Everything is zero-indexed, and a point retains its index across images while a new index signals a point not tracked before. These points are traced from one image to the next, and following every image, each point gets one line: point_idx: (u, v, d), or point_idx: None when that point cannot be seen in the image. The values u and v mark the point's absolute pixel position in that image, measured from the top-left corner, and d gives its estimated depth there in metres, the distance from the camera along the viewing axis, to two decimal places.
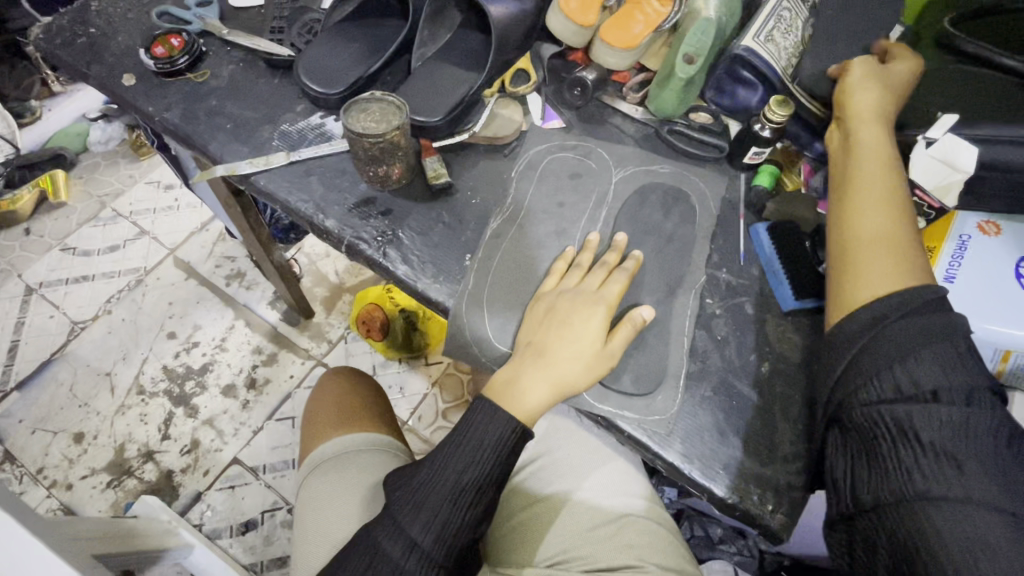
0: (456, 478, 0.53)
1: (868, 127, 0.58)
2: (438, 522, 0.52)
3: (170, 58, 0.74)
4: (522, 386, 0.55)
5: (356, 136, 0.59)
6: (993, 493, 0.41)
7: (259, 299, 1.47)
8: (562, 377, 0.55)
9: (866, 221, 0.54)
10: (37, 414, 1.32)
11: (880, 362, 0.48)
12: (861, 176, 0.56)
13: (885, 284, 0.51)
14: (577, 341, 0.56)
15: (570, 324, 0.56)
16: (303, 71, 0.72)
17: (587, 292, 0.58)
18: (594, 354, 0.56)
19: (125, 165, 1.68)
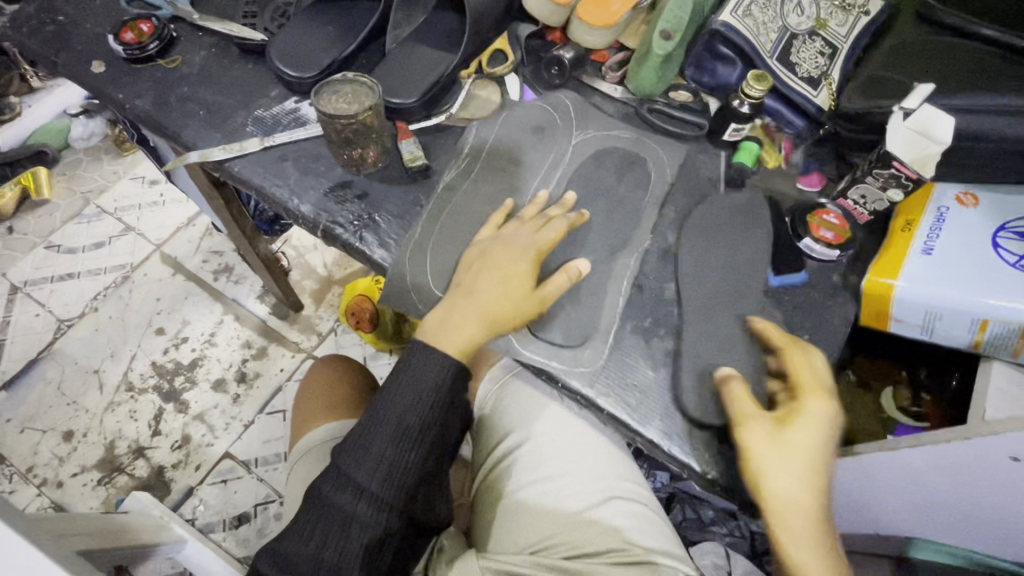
0: (398, 419, 0.53)
1: (802, 520, 0.48)
2: (383, 463, 0.52)
3: (139, 44, 0.72)
4: (454, 321, 0.55)
5: (328, 118, 0.58)
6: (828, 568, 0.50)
7: (247, 293, 1.46)
8: (492, 312, 0.55)
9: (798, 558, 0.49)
10: (25, 413, 1.31)
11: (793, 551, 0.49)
12: (794, 554, 0.48)
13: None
14: (508, 280, 0.55)
15: (502, 263, 0.56)
16: (275, 55, 0.70)
17: (519, 238, 0.58)
18: (526, 294, 0.55)
19: (108, 161, 1.65)
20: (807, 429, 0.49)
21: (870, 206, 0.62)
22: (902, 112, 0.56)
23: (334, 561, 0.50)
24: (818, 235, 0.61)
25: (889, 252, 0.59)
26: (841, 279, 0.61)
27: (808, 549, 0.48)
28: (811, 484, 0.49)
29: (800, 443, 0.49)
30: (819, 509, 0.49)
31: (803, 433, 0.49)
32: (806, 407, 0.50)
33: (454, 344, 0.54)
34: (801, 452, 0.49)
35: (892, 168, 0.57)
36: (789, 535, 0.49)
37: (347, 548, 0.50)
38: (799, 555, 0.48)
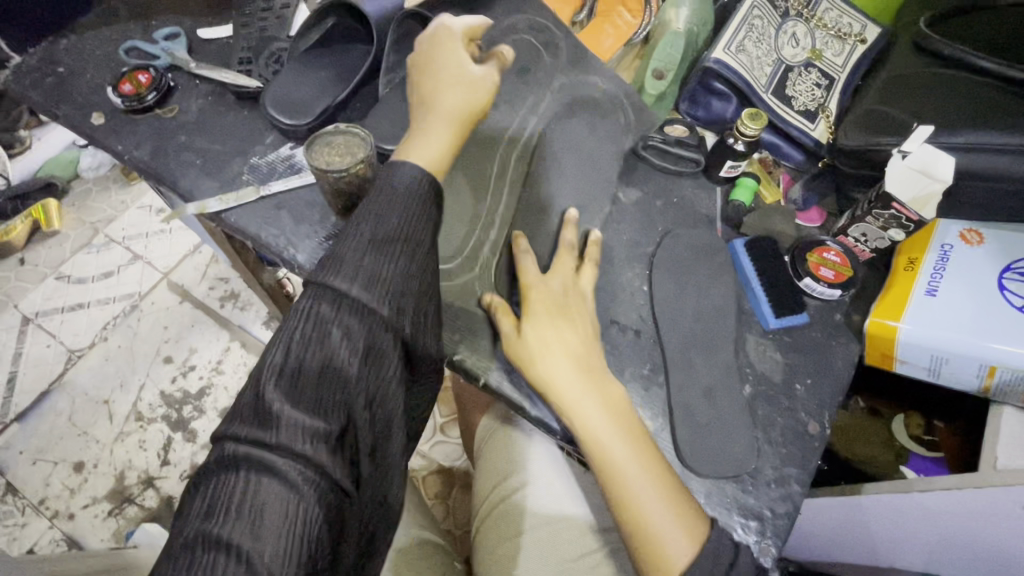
0: (385, 225, 0.47)
1: (575, 384, 0.52)
2: (373, 278, 0.45)
3: (138, 95, 0.73)
4: (430, 136, 0.53)
5: (321, 172, 0.58)
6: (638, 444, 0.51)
7: (253, 319, 1.47)
8: (462, 118, 0.55)
9: (581, 410, 0.51)
10: (37, 445, 1.33)
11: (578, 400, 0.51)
12: (576, 405, 0.51)
13: (597, 418, 0.51)
14: (464, 84, 0.56)
15: (452, 75, 0.56)
16: (269, 103, 0.71)
17: (450, 43, 0.57)
18: (484, 88, 0.57)
19: (116, 191, 1.68)
20: (544, 313, 0.55)
21: (871, 244, 0.61)
22: (900, 152, 0.55)
23: (319, 389, 0.41)
24: (818, 274, 0.60)
25: (893, 293, 0.58)
26: (844, 319, 0.60)
27: (592, 402, 0.52)
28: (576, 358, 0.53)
29: (550, 325, 0.54)
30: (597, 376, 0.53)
31: (544, 316, 0.54)
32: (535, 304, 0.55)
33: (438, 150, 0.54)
34: (547, 335, 0.53)
35: (892, 209, 0.55)
36: (569, 397, 0.52)
37: (335, 379, 0.42)
38: (584, 413, 0.51)
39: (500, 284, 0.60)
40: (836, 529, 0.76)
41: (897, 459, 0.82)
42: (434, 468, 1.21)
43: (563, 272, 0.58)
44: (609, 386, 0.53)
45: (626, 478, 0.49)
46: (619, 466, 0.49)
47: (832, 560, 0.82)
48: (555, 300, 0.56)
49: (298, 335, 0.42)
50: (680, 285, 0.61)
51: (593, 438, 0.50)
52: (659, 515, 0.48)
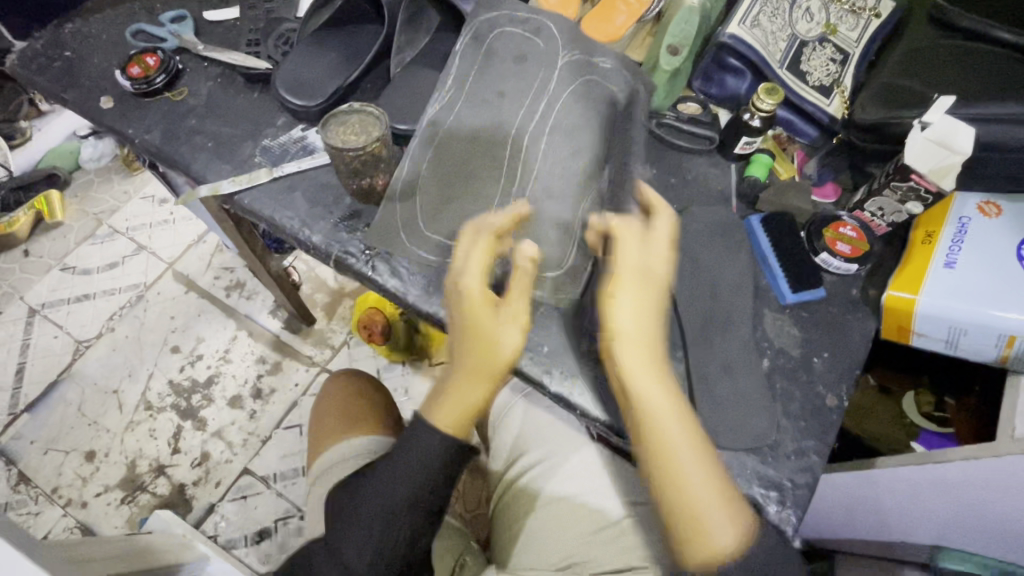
0: (392, 499, 0.53)
1: (644, 363, 0.45)
2: (386, 504, 0.53)
3: (146, 78, 0.72)
4: (446, 395, 0.53)
5: (336, 151, 0.58)
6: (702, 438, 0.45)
7: (260, 308, 1.47)
8: (479, 372, 0.51)
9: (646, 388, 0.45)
10: (48, 435, 1.33)
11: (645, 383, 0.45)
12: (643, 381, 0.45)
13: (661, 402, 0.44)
14: (479, 324, 0.51)
15: (463, 307, 0.52)
16: (280, 84, 0.71)
17: (472, 284, 0.52)
18: (510, 346, 0.51)
19: (119, 182, 1.67)
20: (628, 297, 0.46)
21: (888, 218, 0.61)
22: (920, 125, 0.54)
23: (343, 539, 0.54)
24: (835, 249, 0.61)
25: (910, 266, 0.58)
26: (860, 293, 0.61)
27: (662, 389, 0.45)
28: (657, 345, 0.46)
29: (634, 307, 0.46)
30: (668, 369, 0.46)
31: (627, 297, 0.46)
32: (624, 287, 0.47)
33: (450, 417, 0.52)
34: (623, 320, 0.45)
35: (910, 180, 0.56)
36: (634, 365, 0.45)
37: (355, 547, 0.54)
38: (653, 402, 0.44)
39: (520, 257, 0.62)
40: (849, 505, 0.77)
41: (908, 435, 0.82)
42: None
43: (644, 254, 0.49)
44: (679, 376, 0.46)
45: (684, 484, 0.43)
46: (672, 450, 0.44)
47: (843, 534, 0.84)
48: (639, 281, 0.47)
49: None
50: (698, 261, 0.61)
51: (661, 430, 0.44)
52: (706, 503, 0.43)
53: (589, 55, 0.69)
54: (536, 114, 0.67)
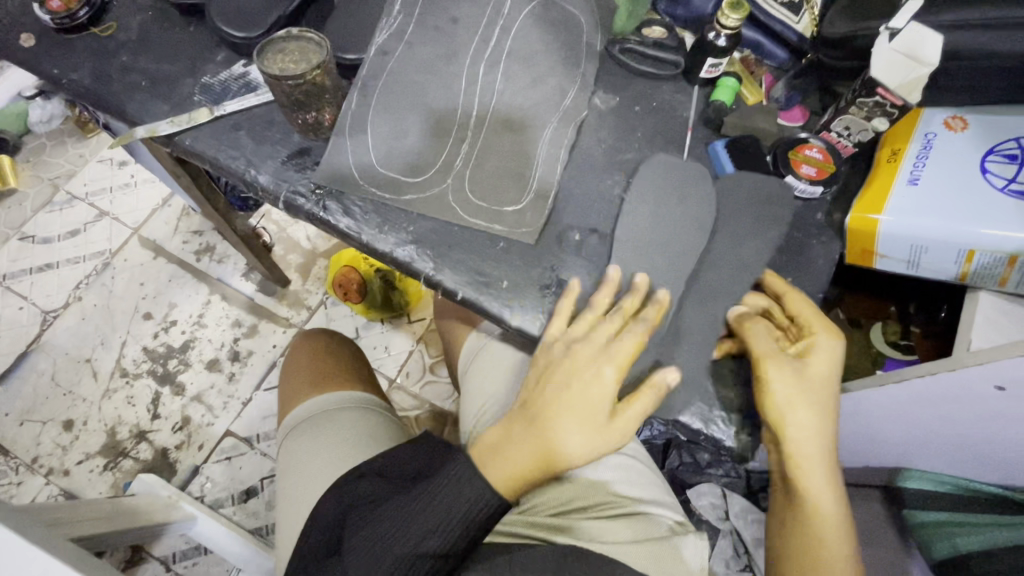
0: (434, 502, 0.52)
1: (821, 474, 0.52)
2: (399, 547, 0.51)
3: (67, 12, 0.67)
4: (508, 454, 0.51)
5: (274, 79, 0.54)
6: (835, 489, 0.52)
7: (232, 271, 1.44)
8: (543, 463, 0.51)
9: (816, 491, 0.52)
10: (23, 406, 1.31)
11: (814, 475, 0.52)
12: (806, 459, 0.51)
13: (822, 477, 0.52)
14: (570, 412, 0.50)
15: (569, 387, 0.51)
16: (215, 15, 0.65)
17: (580, 370, 0.51)
18: (586, 449, 0.50)
19: (72, 145, 1.58)
20: (784, 389, 0.50)
21: (854, 137, 0.59)
22: (887, 33, 0.52)
23: (349, 554, 0.52)
24: (801, 172, 0.59)
25: (875, 184, 0.57)
26: (825, 218, 0.60)
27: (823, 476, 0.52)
28: (824, 422, 0.51)
29: (800, 411, 0.50)
30: (825, 438, 0.51)
31: (790, 391, 0.50)
32: (784, 372, 0.51)
33: (504, 484, 0.51)
34: (801, 419, 0.50)
35: (876, 95, 0.54)
36: (808, 473, 0.51)
37: (380, 545, 0.51)
38: (812, 487, 0.52)
39: (481, 192, 0.59)
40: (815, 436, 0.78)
41: (873, 366, 0.79)
42: (427, 408, 1.29)
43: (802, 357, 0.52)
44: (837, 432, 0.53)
45: (827, 563, 0.52)
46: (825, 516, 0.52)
47: None
48: (809, 392, 0.51)
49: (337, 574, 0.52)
50: (662, 189, 0.60)
51: (819, 517, 0.52)
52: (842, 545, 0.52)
53: None
54: (492, 40, 0.64)
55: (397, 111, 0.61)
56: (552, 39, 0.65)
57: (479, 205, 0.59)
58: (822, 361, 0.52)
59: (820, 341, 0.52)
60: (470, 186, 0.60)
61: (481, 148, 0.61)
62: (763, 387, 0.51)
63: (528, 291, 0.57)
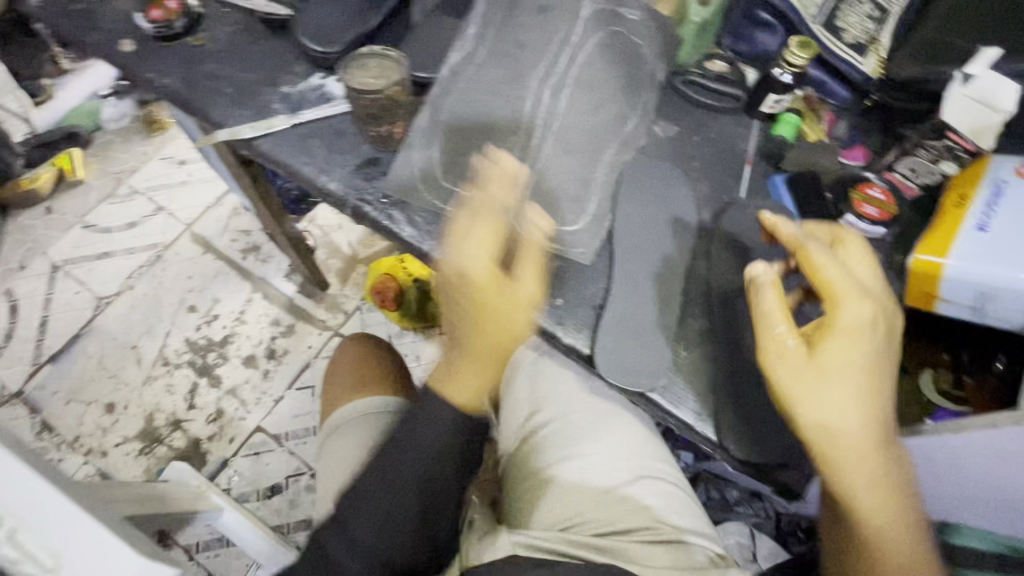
0: (432, 441, 0.57)
1: (861, 466, 0.48)
2: (410, 484, 0.57)
3: (167, 22, 0.72)
4: (461, 379, 0.57)
5: (357, 93, 0.60)
6: (886, 478, 0.48)
7: (275, 271, 1.49)
8: (489, 357, 0.55)
9: (857, 484, 0.48)
10: (70, 385, 1.37)
11: (856, 464, 0.48)
12: (842, 455, 0.47)
13: (861, 468, 0.48)
14: (484, 310, 0.53)
15: (502, 305, 0.53)
16: (300, 30, 0.70)
17: (460, 280, 0.53)
18: (527, 328, 0.54)
19: (138, 142, 1.68)
20: (795, 382, 0.47)
21: (920, 179, 0.60)
22: (962, 77, 0.56)
23: (366, 496, 0.58)
24: (863, 211, 0.59)
25: (938, 228, 0.56)
26: (884, 258, 0.60)
27: (865, 468, 0.48)
28: (853, 411, 0.46)
29: (822, 406, 0.46)
30: (860, 425, 0.47)
31: (806, 387, 0.46)
32: (795, 359, 0.47)
33: (468, 401, 0.57)
34: (823, 409, 0.46)
35: (946, 139, 0.58)
36: (844, 465, 0.48)
37: (393, 484, 0.57)
38: (851, 482, 0.48)
39: (541, 211, 0.61)
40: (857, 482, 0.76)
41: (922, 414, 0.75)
42: None
43: (821, 336, 0.48)
44: (883, 412, 0.48)
45: (880, 551, 0.50)
46: (865, 506, 0.49)
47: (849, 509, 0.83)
48: (828, 379, 0.46)
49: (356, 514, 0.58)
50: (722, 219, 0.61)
51: (863, 510, 0.49)
52: (890, 531, 0.50)
53: (616, 6, 0.68)
54: (559, 63, 0.65)
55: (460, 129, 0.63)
56: (618, 68, 0.66)
57: None
58: (841, 340, 0.47)
59: (840, 315, 0.47)
60: (530, 204, 0.61)
61: (543, 168, 0.62)
62: (773, 376, 0.48)
63: (582, 310, 0.59)
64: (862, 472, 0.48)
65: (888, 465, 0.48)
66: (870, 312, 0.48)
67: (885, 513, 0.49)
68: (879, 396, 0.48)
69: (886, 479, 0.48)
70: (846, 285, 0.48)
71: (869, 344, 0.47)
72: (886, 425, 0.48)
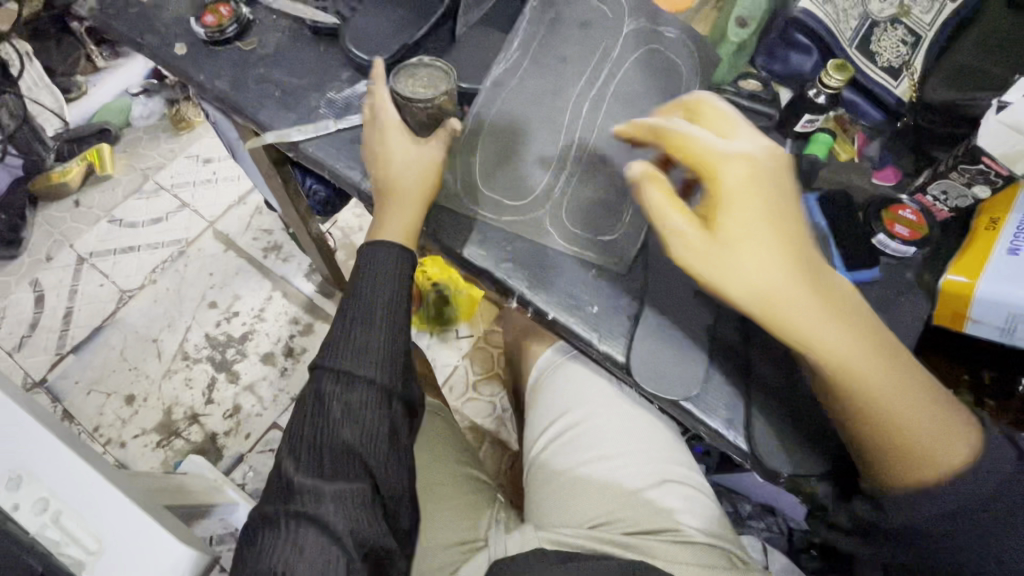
0: (374, 303, 0.60)
1: (814, 319, 0.46)
2: (365, 358, 0.59)
3: (219, 27, 0.75)
4: (391, 216, 0.61)
5: (408, 103, 0.62)
6: (841, 327, 0.47)
7: (295, 270, 1.51)
8: (409, 198, 0.61)
9: (822, 341, 0.46)
10: (92, 376, 1.39)
11: (810, 317, 0.46)
12: (791, 318, 0.46)
13: (813, 321, 0.46)
14: (405, 178, 0.61)
15: (399, 150, 0.62)
16: (349, 39, 0.72)
17: (395, 143, 0.62)
18: (418, 173, 0.61)
19: (165, 139, 1.71)
20: (711, 261, 0.46)
21: (951, 202, 0.61)
22: (997, 105, 0.51)
23: (331, 384, 0.59)
24: (893, 231, 0.60)
25: (971, 250, 0.58)
26: (915, 277, 0.61)
27: (820, 317, 0.46)
28: (779, 265, 0.46)
29: (752, 272, 0.45)
30: (791, 278, 0.46)
31: (723, 263, 0.46)
32: (704, 236, 0.47)
33: (402, 232, 0.61)
34: (751, 271, 0.45)
35: (981, 163, 0.55)
36: (801, 325, 0.46)
37: (349, 360, 0.59)
38: (815, 342, 0.46)
39: (579, 219, 0.63)
40: None
41: None
42: (466, 424, 1.31)
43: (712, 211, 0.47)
44: (807, 256, 0.47)
45: (879, 409, 0.47)
46: (842, 361, 0.47)
47: None
48: (741, 243, 0.46)
49: (321, 411, 0.58)
50: None
51: (841, 369, 0.47)
52: (877, 381, 0.47)
53: (655, 24, 0.70)
54: (598, 81, 0.68)
55: (497, 135, 0.65)
56: (656, 84, 0.68)
57: (574, 231, 0.63)
58: (735, 197, 0.46)
59: (722, 173, 0.47)
60: (567, 212, 0.63)
61: (581, 179, 0.64)
62: (687, 265, 0.48)
63: (617, 319, 0.60)
64: (815, 324, 0.46)
65: (839, 310, 0.47)
66: (754, 162, 0.47)
67: (864, 363, 0.47)
68: (795, 240, 0.47)
69: (844, 327, 0.47)
70: (718, 149, 0.48)
71: (767, 195, 0.47)
72: (816, 271, 0.47)
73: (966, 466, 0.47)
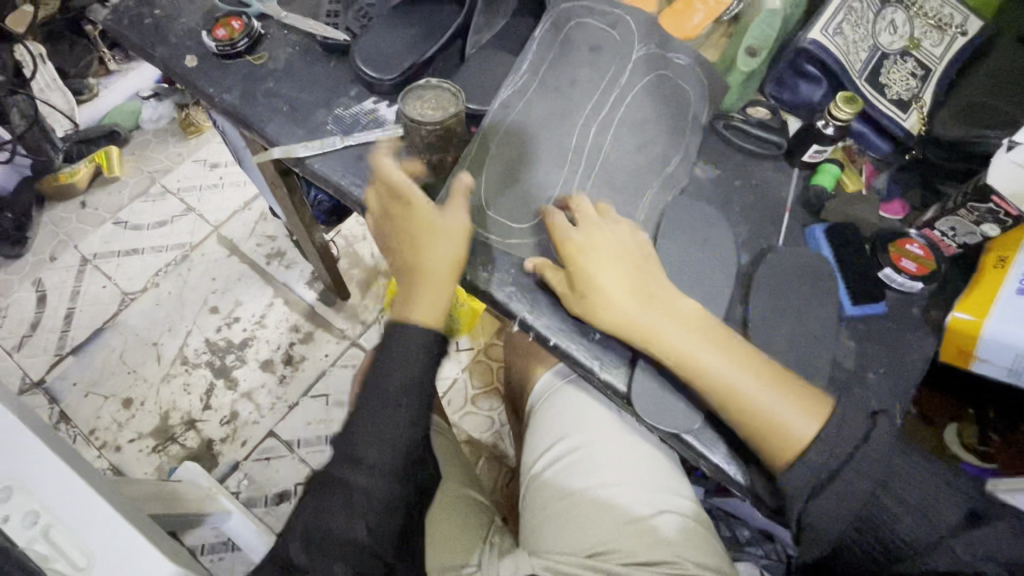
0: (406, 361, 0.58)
1: (666, 330, 0.55)
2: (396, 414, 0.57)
3: (230, 41, 0.75)
4: (417, 296, 0.60)
5: (415, 125, 0.61)
6: (690, 333, 0.55)
7: (297, 278, 1.51)
8: (437, 273, 0.60)
9: (677, 347, 0.54)
10: (90, 378, 1.39)
11: (661, 328, 0.55)
12: (649, 333, 0.55)
13: (666, 330, 0.55)
14: (431, 252, 0.60)
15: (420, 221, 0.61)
16: (358, 56, 0.72)
17: (415, 219, 0.61)
18: (447, 246, 0.60)
19: (174, 143, 1.72)
20: (578, 293, 0.58)
21: (960, 238, 0.60)
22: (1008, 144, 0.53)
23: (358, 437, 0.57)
24: (900, 265, 0.59)
25: (979, 289, 0.58)
26: (922, 313, 0.60)
27: (672, 326, 0.55)
28: (625, 291, 0.57)
29: (605, 297, 0.57)
30: (637, 298, 0.56)
31: (586, 293, 0.57)
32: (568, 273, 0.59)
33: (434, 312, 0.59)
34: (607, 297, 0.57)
35: (989, 202, 0.55)
36: (656, 334, 0.55)
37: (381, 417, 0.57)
38: (672, 352, 0.54)
39: None
40: None
41: None
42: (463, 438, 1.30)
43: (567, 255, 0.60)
44: (649, 280, 0.58)
45: (741, 399, 0.53)
46: (698, 363, 0.54)
47: None
48: (593, 274, 0.58)
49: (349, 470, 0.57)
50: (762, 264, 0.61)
51: (698, 370, 0.54)
52: (730, 373, 0.53)
53: (663, 49, 0.70)
54: (606, 105, 0.68)
55: (505, 160, 0.65)
56: (663, 109, 0.68)
57: None
58: (579, 242, 0.59)
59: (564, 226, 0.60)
60: None
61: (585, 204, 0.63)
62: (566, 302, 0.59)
63: (618, 346, 0.59)
64: (667, 332, 0.55)
65: (688, 320, 0.56)
66: (595, 215, 0.61)
67: (717, 360, 0.54)
68: (634, 271, 0.58)
69: (695, 333, 0.55)
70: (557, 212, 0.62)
71: (605, 236, 0.59)
72: (659, 291, 0.57)
73: (815, 444, 0.51)
